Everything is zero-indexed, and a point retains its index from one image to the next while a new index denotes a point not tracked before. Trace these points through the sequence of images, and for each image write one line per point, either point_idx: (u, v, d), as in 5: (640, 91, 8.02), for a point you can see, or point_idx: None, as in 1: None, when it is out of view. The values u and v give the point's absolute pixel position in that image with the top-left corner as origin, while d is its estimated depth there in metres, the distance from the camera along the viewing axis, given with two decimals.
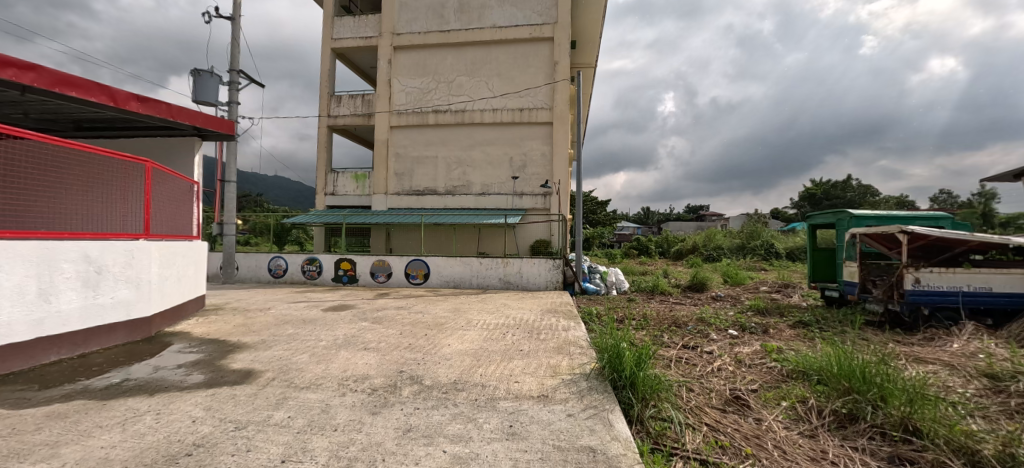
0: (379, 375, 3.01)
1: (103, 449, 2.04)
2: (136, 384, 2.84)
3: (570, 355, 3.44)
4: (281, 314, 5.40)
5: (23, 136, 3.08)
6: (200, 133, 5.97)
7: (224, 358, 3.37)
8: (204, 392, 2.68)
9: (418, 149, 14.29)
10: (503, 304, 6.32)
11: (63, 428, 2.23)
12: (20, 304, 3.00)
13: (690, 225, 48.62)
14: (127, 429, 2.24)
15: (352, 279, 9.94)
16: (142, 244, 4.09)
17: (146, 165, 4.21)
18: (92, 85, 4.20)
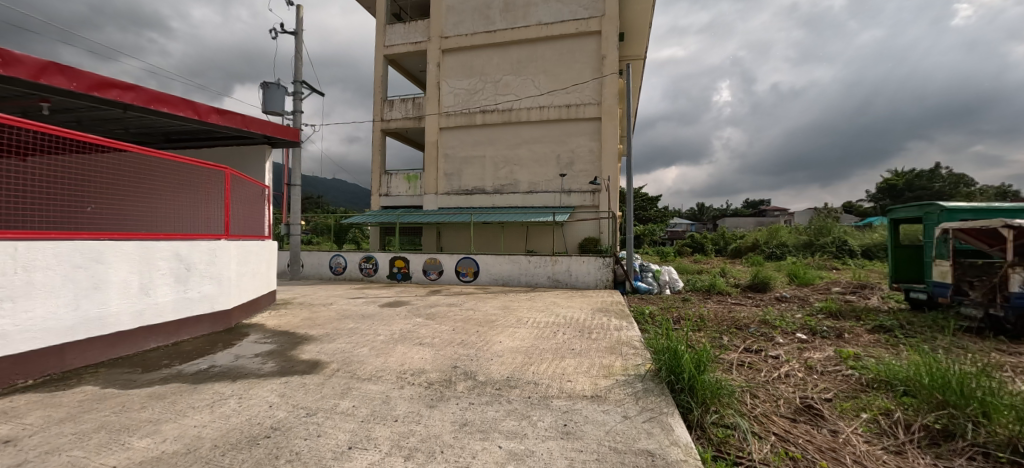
0: (434, 369, 3.11)
1: (196, 427, 2.29)
2: (220, 370, 3.13)
3: (622, 356, 3.36)
4: (343, 308, 5.78)
5: (127, 149, 3.51)
6: (269, 141, 6.48)
7: (295, 349, 3.63)
8: (278, 380, 2.91)
9: (466, 149, 14.58)
10: (552, 303, 6.29)
11: (164, 406, 2.53)
12: (125, 296, 3.44)
13: (747, 221, 45.65)
14: (215, 410, 2.49)
15: (405, 276, 10.36)
16: (223, 243, 4.50)
17: (226, 171, 4.64)
18: (179, 102, 4.68)
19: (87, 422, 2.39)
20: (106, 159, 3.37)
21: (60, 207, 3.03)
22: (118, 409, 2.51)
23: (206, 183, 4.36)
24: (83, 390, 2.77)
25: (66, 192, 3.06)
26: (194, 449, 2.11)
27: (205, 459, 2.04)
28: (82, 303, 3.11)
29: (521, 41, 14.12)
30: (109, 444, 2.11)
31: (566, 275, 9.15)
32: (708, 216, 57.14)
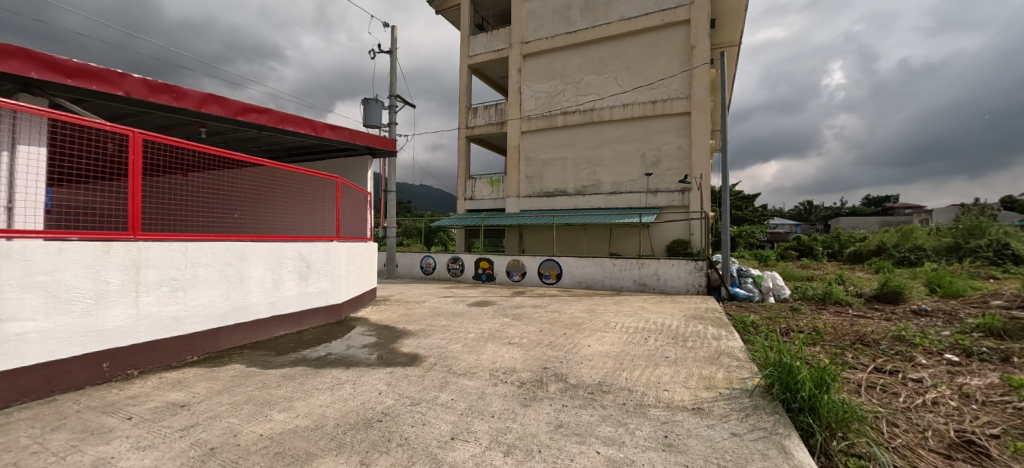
0: (525, 369, 3.23)
1: (321, 407, 2.70)
2: (335, 357, 3.51)
3: (725, 368, 3.16)
4: (432, 306, 6.17)
5: (261, 164, 4.25)
6: (371, 151, 7.16)
7: (395, 342, 3.95)
8: (384, 370, 3.24)
9: (547, 152, 14.74)
10: (640, 308, 6.05)
11: (294, 386, 2.97)
12: (262, 290, 4.14)
13: (865, 220, 39.68)
14: (335, 393, 2.87)
15: (490, 277, 10.77)
16: (335, 244, 5.10)
17: (336, 181, 5.28)
18: (300, 120, 5.38)
19: (239, 395, 2.92)
20: (246, 173, 4.13)
21: (214, 214, 3.81)
22: (259, 387, 3.01)
23: (319, 192, 5.01)
24: (233, 367, 3.35)
25: (216, 202, 3.84)
26: (321, 425, 2.52)
27: (332, 434, 2.40)
28: (232, 293, 3.85)
29: (603, 39, 13.90)
30: (258, 413, 2.64)
31: (656, 279, 8.82)
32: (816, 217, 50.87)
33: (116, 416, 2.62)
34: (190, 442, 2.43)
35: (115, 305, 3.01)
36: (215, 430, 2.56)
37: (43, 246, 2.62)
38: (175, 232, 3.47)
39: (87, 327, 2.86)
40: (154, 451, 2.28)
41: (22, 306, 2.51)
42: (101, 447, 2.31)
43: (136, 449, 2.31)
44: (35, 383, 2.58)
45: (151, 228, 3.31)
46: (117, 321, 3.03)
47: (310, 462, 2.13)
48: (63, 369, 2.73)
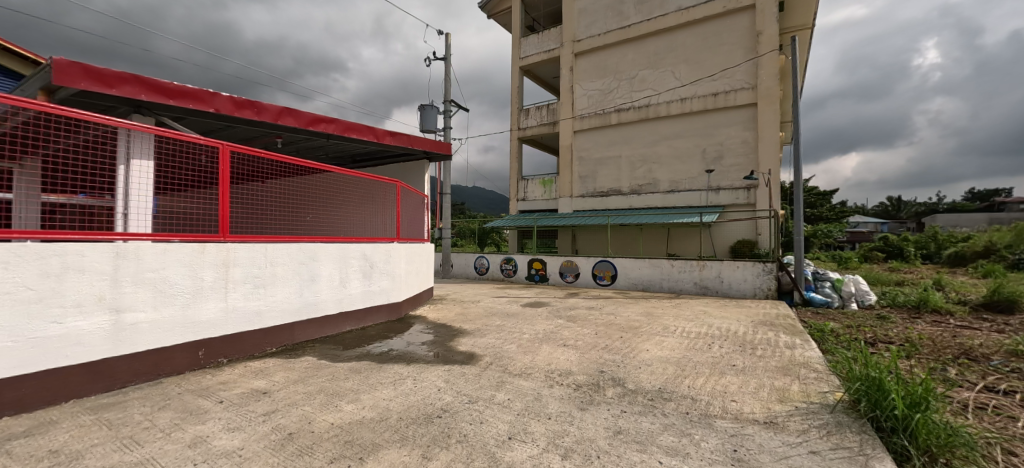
0: (581, 372, 3.31)
1: (385, 400, 2.91)
2: (397, 353, 3.73)
3: (802, 379, 2.96)
4: (485, 306, 6.33)
5: (329, 170, 4.60)
6: (429, 156, 7.47)
7: (452, 340, 4.11)
8: (442, 367, 3.50)
9: (601, 151, 14.53)
10: (702, 312, 5.76)
11: (360, 379, 3.27)
12: (333, 289, 4.59)
13: (967, 217, 34.71)
14: (396, 388, 3.08)
15: (543, 278, 10.80)
16: (394, 245, 5.43)
17: (396, 185, 5.61)
18: (364, 128, 5.70)
19: (312, 385, 3.25)
20: (317, 178, 4.50)
21: (289, 218, 4.26)
22: (329, 378, 3.33)
23: (380, 194, 5.36)
24: (306, 359, 3.70)
25: (292, 206, 4.28)
26: (385, 417, 2.69)
27: (395, 427, 2.53)
28: (304, 290, 4.25)
29: (658, 32, 13.41)
30: (329, 403, 2.90)
31: (719, 282, 8.41)
32: (907, 217, 45.65)
33: (209, 399, 3.01)
34: (270, 426, 2.70)
35: (208, 299, 3.46)
36: (292, 416, 2.82)
37: (152, 247, 3.11)
38: (257, 235, 3.91)
39: (186, 319, 3.33)
40: (241, 433, 2.55)
41: (137, 298, 3.02)
42: (198, 426, 2.65)
43: (226, 431, 2.63)
44: (146, 366, 3.07)
45: (238, 230, 3.75)
46: (210, 313, 3.48)
47: (376, 451, 2.28)
48: (167, 355, 3.21)
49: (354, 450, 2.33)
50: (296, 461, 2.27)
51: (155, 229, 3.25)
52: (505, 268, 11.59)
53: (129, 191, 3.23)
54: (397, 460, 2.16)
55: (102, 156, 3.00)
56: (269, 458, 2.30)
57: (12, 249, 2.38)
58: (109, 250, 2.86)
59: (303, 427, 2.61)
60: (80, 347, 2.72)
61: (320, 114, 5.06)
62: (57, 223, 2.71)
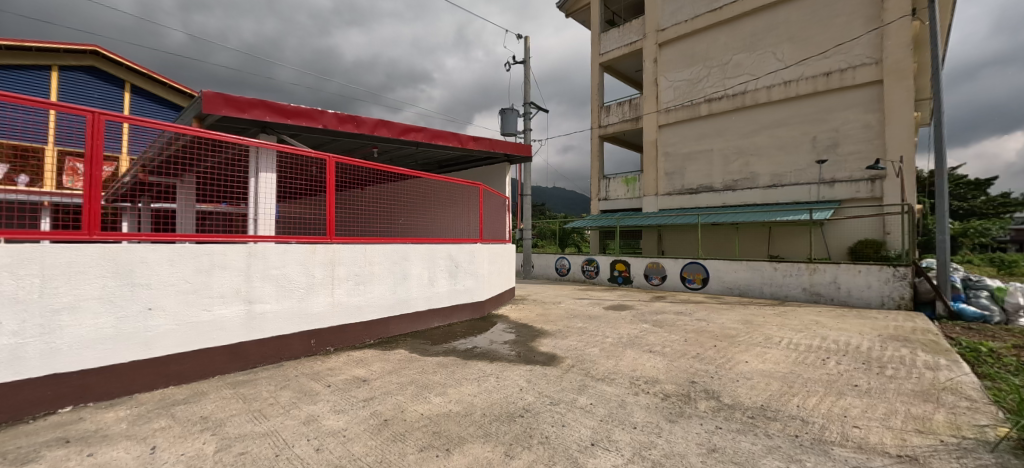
0: (670, 381, 3.20)
1: (469, 396, 3.18)
2: (480, 350, 4.21)
3: (947, 407, 2.49)
4: (565, 306, 6.40)
5: (418, 176, 5.02)
6: (509, 159, 7.72)
7: (533, 340, 4.46)
8: (524, 368, 3.78)
9: (689, 145, 13.75)
10: (813, 323, 5.08)
11: (447, 373, 3.74)
12: (424, 288, 5.04)
13: None
14: (479, 387, 3.42)
15: (627, 280, 10.77)
16: (476, 246, 5.80)
17: (478, 188, 5.94)
18: (449, 134, 6.06)
19: (405, 376, 3.75)
20: (407, 184, 4.97)
21: (386, 219, 4.78)
22: (420, 370, 3.83)
23: (466, 197, 5.78)
24: (399, 351, 4.21)
25: (388, 210, 4.82)
26: (470, 412, 2.91)
27: (480, 423, 2.67)
28: (398, 288, 4.74)
29: (754, 11, 12.45)
30: (419, 394, 3.26)
31: (835, 288, 7.68)
32: None
33: (320, 382, 3.59)
34: (368, 411, 3.10)
35: (319, 293, 4.04)
36: (388, 405, 3.25)
37: (275, 248, 3.74)
38: (356, 236, 4.40)
39: (303, 311, 3.96)
40: (346, 416, 3.00)
41: (264, 292, 3.69)
42: (310, 407, 3.18)
43: (332, 412, 3.10)
44: (271, 351, 3.73)
45: (343, 232, 4.27)
46: (320, 306, 4.06)
47: (461, 444, 2.42)
48: (286, 343, 3.84)
49: (439, 439, 2.55)
50: (391, 446, 2.56)
51: (277, 232, 3.89)
52: (587, 269, 11.77)
53: (257, 199, 3.98)
54: (482, 453, 2.27)
55: (239, 170, 3.77)
56: (368, 441, 2.64)
57: (174, 249, 3.18)
58: (243, 251, 3.55)
59: (397, 415, 2.93)
60: (223, 332, 3.45)
61: (412, 123, 5.47)
62: (206, 227, 3.49)
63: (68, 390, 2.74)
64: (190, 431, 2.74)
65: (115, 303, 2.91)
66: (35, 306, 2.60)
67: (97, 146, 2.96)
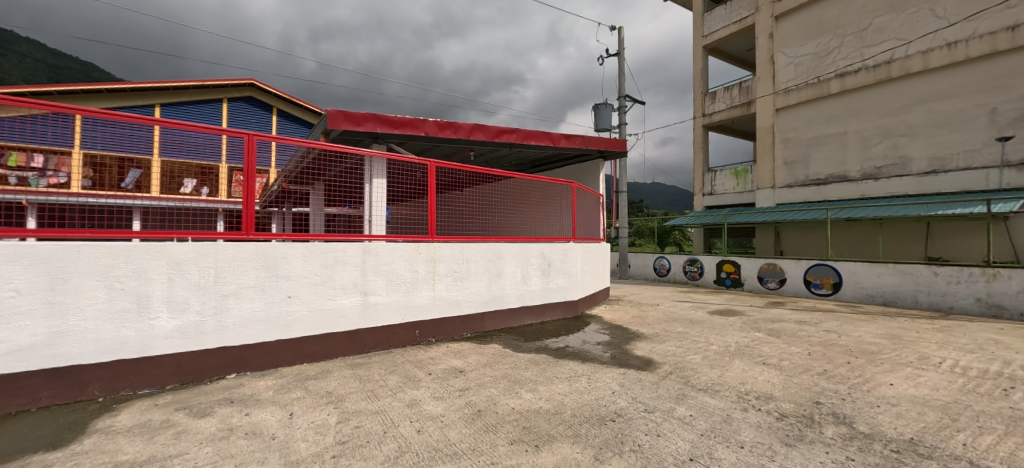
0: (787, 399, 2.83)
1: (561, 395, 3.30)
2: (573, 350, 4.51)
3: None
4: (656, 314, 6.40)
5: (512, 177, 5.53)
6: (603, 154, 7.58)
7: (628, 342, 4.74)
8: (617, 370, 3.86)
9: (814, 129, 12.42)
10: (992, 342, 4.07)
11: (538, 371, 3.86)
12: (519, 286, 5.49)
13: None
14: (571, 385, 3.55)
15: (736, 282, 10.34)
16: (569, 245, 6.09)
17: (572, 185, 6.41)
18: (541, 134, 6.20)
19: (498, 369, 3.98)
20: (503, 185, 5.50)
21: (485, 215, 5.32)
22: (512, 365, 4.05)
23: (558, 195, 6.19)
24: (492, 346, 4.63)
25: (488, 207, 5.35)
26: (560, 411, 3.01)
27: (570, 424, 2.75)
28: (493, 284, 5.23)
29: None
30: (511, 389, 3.41)
31: None
32: None
33: (423, 369, 3.99)
34: (464, 401, 3.33)
35: (423, 288, 4.68)
36: (482, 396, 3.44)
37: (387, 245, 4.44)
38: (455, 236, 4.97)
39: (408, 304, 4.60)
40: (443, 403, 3.25)
41: (376, 284, 4.39)
42: (413, 391, 3.53)
43: (432, 398, 3.40)
44: (382, 339, 4.42)
45: (443, 232, 4.86)
46: (423, 299, 4.69)
47: (549, 441, 2.53)
48: (393, 332, 4.51)
49: (528, 435, 2.68)
50: (484, 436, 2.74)
51: (387, 231, 4.61)
52: (690, 270, 11.65)
53: (371, 202, 4.69)
54: (572, 454, 2.32)
55: (357, 177, 4.57)
56: (463, 428, 2.86)
57: (308, 246, 4.02)
58: (359, 248, 4.27)
59: (489, 407, 3.12)
60: (343, 319, 4.21)
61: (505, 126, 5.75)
62: (332, 228, 4.29)
63: (232, 360, 3.70)
64: (317, 403, 3.33)
65: (265, 291, 3.82)
66: (212, 290, 3.61)
67: (252, 161, 3.91)
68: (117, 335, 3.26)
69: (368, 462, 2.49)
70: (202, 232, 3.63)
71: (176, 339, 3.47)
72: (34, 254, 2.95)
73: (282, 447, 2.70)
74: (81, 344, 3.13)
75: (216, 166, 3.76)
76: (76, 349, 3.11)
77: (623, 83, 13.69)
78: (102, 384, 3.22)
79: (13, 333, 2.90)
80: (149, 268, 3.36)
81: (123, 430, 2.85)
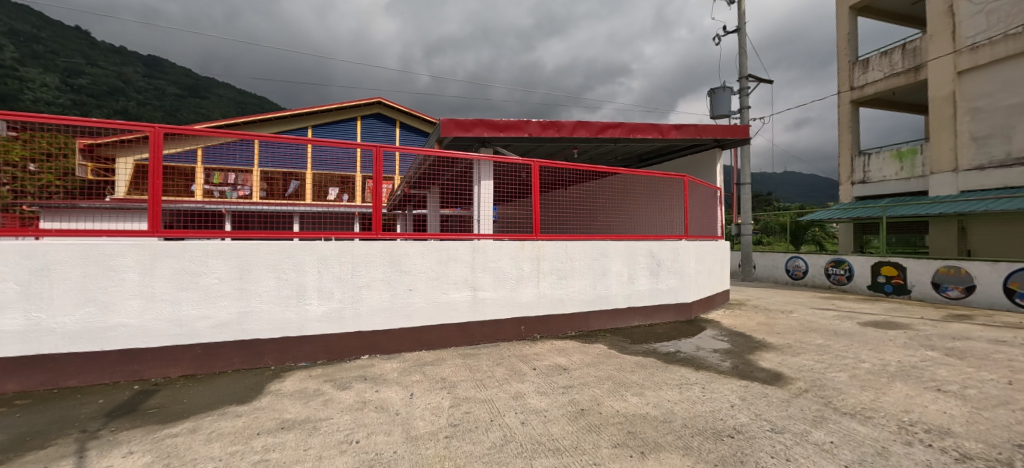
0: (971, 438, 2.27)
1: (670, 403, 3.13)
2: (685, 356, 4.33)
3: None
4: (782, 328, 5.76)
5: (619, 174, 5.68)
6: (719, 143, 7.42)
7: (752, 353, 4.46)
8: (737, 382, 3.56)
9: (1020, 92, 9.74)
10: None
11: (645, 376, 3.71)
12: (624, 285, 5.48)
13: None
14: (683, 393, 3.35)
15: (899, 289, 8.79)
16: (682, 243, 5.92)
17: (684, 180, 6.16)
18: (648, 127, 6.47)
19: (603, 370, 3.93)
20: (609, 182, 5.69)
21: (587, 216, 5.51)
22: (617, 368, 3.97)
23: (668, 190, 6.07)
24: (597, 346, 4.63)
25: (590, 208, 5.54)
26: (669, 420, 2.85)
27: (679, 434, 2.61)
28: (598, 284, 5.30)
29: None
30: (616, 391, 3.32)
31: None
32: None
33: (529, 364, 4.14)
34: (567, 398, 3.35)
35: (528, 285, 4.91)
36: (585, 394, 3.42)
37: (495, 244, 4.76)
38: (561, 234, 5.18)
39: (514, 299, 4.85)
40: (547, 399, 3.30)
41: (484, 280, 4.70)
42: (518, 384, 3.66)
43: (536, 393, 3.48)
44: (490, 332, 4.72)
45: (547, 231, 5.09)
46: (529, 296, 4.91)
47: (655, 449, 2.43)
48: (500, 327, 4.79)
49: (633, 441, 2.58)
50: (587, 435, 2.72)
51: (496, 230, 4.93)
52: (835, 272, 10.27)
53: (478, 203, 4.98)
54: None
55: (467, 180, 4.96)
56: (566, 425, 2.88)
57: (426, 245, 4.46)
58: (469, 247, 4.63)
59: (592, 407, 3.08)
60: (454, 311, 4.58)
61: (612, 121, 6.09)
62: (446, 228, 4.77)
63: (366, 342, 4.29)
64: (433, 387, 3.66)
65: (392, 284, 4.35)
66: (350, 282, 4.22)
67: (378, 169, 4.45)
68: (282, 316, 4.01)
69: (477, 446, 2.66)
70: (343, 233, 4.25)
71: (325, 323, 4.14)
72: (231, 251, 3.85)
73: (404, 422, 3.05)
74: (260, 323, 3.95)
75: (352, 176, 4.37)
76: (257, 327, 3.94)
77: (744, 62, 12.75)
78: (274, 355, 4.00)
79: (218, 311, 3.83)
80: (304, 263, 4.07)
81: (287, 394, 3.51)
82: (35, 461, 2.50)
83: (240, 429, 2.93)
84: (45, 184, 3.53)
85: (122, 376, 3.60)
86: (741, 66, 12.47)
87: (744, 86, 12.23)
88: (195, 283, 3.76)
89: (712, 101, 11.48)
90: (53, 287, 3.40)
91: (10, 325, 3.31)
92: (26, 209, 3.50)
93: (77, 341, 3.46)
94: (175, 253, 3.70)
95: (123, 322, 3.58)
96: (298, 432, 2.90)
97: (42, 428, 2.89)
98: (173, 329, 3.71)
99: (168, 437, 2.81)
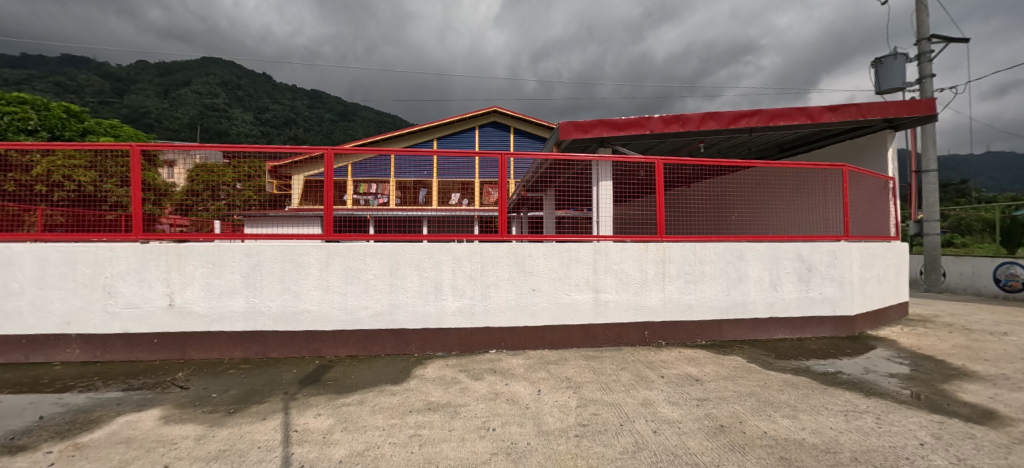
0: None
1: (835, 432, 2.70)
2: (849, 379, 3.70)
3: None
4: (993, 354, 4.49)
5: (756, 166, 5.12)
6: (891, 123, 6.15)
7: (947, 383, 3.59)
8: (929, 416, 2.92)
9: None
10: None
11: (798, 397, 3.25)
12: (765, 291, 4.89)
13: None
14: (852, 421, 2.87)
15: None
16: (843, 245, 5.02)
17: (842, 169, 5.24)
18: (793, 112, 5.67)
19: (745, 385, 3.58)
20: (745, 175, 5.15)
21: (719, 214, 5.07)
22: (760, 384, 3.56)
23: (821, 182, 5.24)
24: (734, 359, 4.23)
25: (721, 205, 5.11)
26: (833, 451, 2.48)
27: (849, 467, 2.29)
28: (733, 289, 4.83)
29: None
30: (762, 410, 3.00)
31: None
32: None
33: (656, 371, 3.97)
34: (703, 412, 3.13)
35: (652, 289, 4.71)
36: (724, 410, 3.15)
37: (617, 246, 4.68)
38: (688, 235, 4.86)
39: (637, 302, 4.70)
40: (679, 410, 3.14)
41: (604, 282, 4.65)
42: (646, 391, 3.54)
43: (667, 402, 3.32)
44: (613, 336, 4.65)
45: (672, 232, 4.83)
46: (653, 300, 4.71)
47: None
48: (623, 331, 4.69)
49: None
50: (730, 454, 2.51)
51: (616, 231, 4.85)
52: None
53: (598, 205, 4.98)
54: None
55: (584, 181, 5.05)
56: (703, 440, 2.70)
57: (548, 246, 4.61)
58: (590, 249, 4.64)
59: (734, 425, 2.82)
60: (575, 312, 4.63)
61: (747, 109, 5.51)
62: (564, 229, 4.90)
63: (494, 338, 4.60)
64: (559, 386, 3.75)
65: (517, 283, 4.59)
66: (480, 281, 4.57)
67: (502, 174, 4.78)
68: (424, 309, 4.53)
69: (608, 449, 2.65)
70: (470, 235, 4.62)
71: (458, 317, 4.56)
72: (383, 250, 4.49)
73: (535, 416, 3.19)
74: (406, 315, 4.52)
75: (472, 181, 4.73)
76: (403, 317, 4.52)
77: (924, 20, 10.31)
78: (417, 344, 4.55)
79: (375, 302, 4.49)
80: (441, 262, 4.55)
81: (429, 379, 3.95)
82: (258, 412, 3.28)
83: (396, 405, 3.40)
84: (247, 199, 4.59)
85: (307, 352, 4.47)
86: (920, 25, 10.11)
87: (924, 50, 9.89)
88: (358, 278, 4.48)
89: (878, 73, 9.53)
90: (263, 279, 4.40)
91: (236, 306, 4.38)
92: (235, 218, 4.62)
93: (278, 322, 4.43)
94: (343, 253, 4.46)
95: (308, 308, 4.44)
96: (441, 414, 3.26)
97: (259, 387, 3.77)
98: (343, 316, 4.47)
99: (343, 405, 3.41)
